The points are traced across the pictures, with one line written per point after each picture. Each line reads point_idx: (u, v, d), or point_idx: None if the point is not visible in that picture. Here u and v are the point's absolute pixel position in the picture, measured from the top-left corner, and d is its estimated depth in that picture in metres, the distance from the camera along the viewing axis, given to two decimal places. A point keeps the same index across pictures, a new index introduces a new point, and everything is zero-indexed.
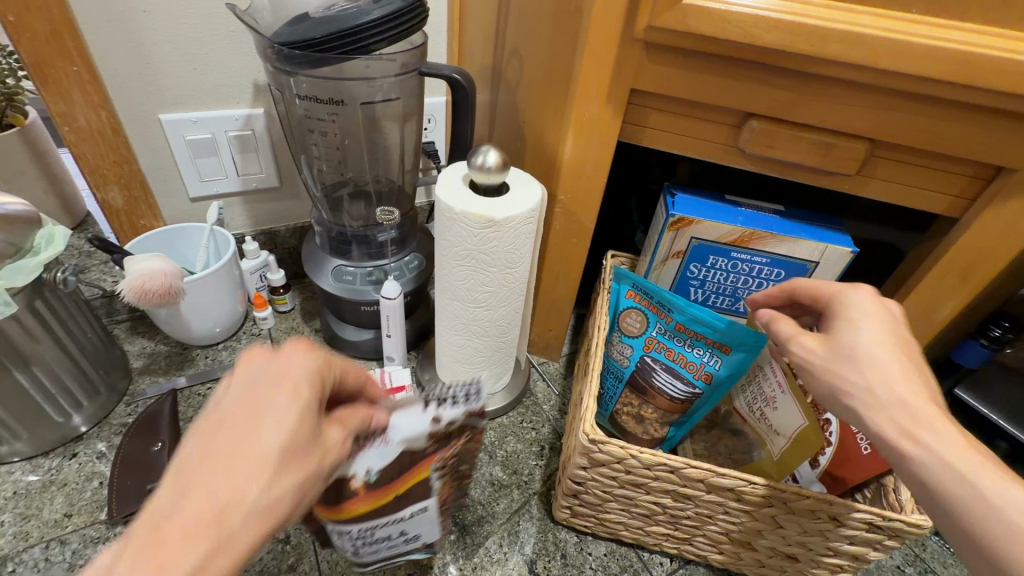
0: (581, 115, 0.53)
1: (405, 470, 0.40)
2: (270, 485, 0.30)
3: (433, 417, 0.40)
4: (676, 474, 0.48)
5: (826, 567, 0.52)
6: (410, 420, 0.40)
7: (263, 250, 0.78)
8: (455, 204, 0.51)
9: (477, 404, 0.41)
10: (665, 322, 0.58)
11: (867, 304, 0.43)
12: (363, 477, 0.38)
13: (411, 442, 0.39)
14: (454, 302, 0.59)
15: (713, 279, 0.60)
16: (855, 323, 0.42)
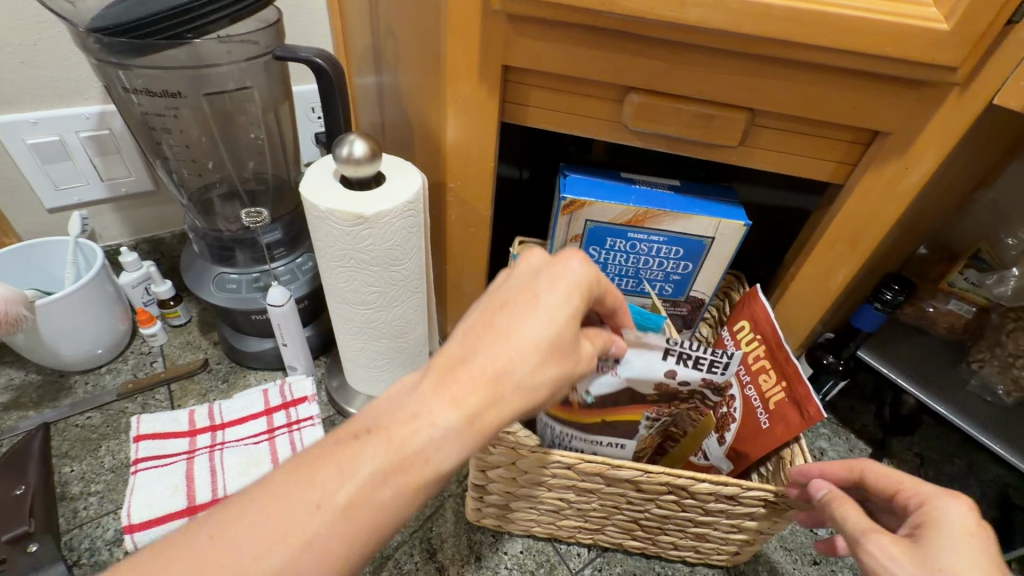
0: (456, 95, 0.50)
1: (624, 404, 0.50)
2: (527, 393, 0.35)
3: (670, 369, 0.47)
4: (573, 469, 0.46)
5: (733, 542, 0.52)
6: (654, 363, 0.47)
7: (146, 261, 0.72)
8: (320, 201, 0.46)
9: (717, 377, 0.48)
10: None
11: (970, 524, 0.35)
12: (584, 396, 0.49)
13: (638, 383, 0.48)
14: (341, 305, 0.55)
15: (615, 261, 0.58)
16: (958, 543, 0.34)
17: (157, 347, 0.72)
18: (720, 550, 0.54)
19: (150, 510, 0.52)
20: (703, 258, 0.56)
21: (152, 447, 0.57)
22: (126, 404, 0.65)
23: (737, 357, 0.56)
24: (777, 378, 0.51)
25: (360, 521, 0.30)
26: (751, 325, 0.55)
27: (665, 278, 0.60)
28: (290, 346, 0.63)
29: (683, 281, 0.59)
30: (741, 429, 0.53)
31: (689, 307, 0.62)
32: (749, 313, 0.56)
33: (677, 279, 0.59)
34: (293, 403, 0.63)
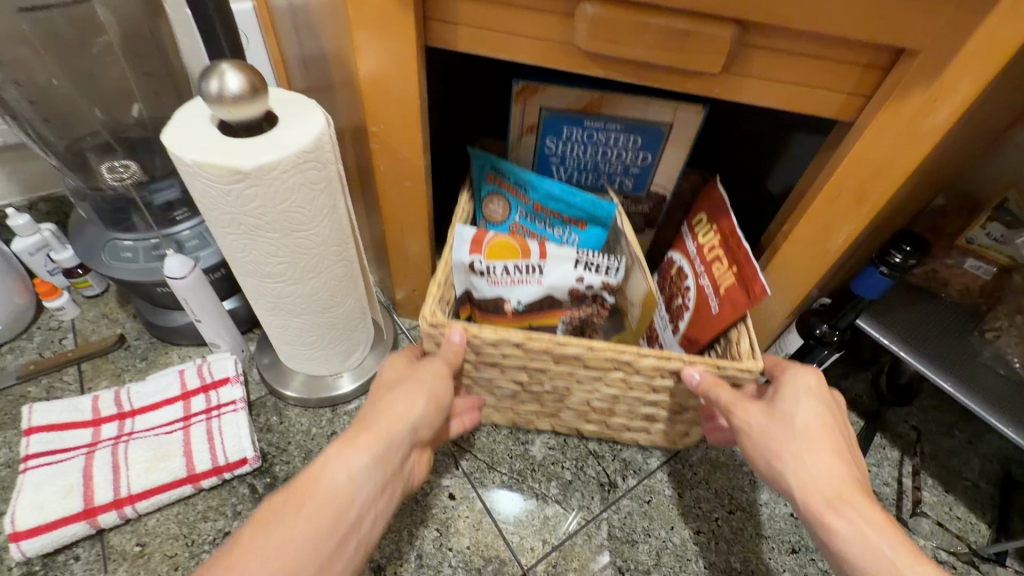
0: (362, 11, 0.39)
1: (543, 309, 0.54)
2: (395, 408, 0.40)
3: (579, 276, 0.52)
4: (521, 348, 0.45)
5: (684, 422, 0.52)
6: (565, 270, 0.52)
7: (45, 223, 0.62)
8: (184, 152, 0.36)
9: (614, 280, 0.52)
10: (523, 205, 0.54)
11: (810, 380, 0.42)
12: (514, 306, 0.53)
13: (556, 291, 0.53)
14: (244, 278, 0.46)
15: (573, 154, 0.55)
16: (801, 396, 0.40)
17: (69, 322, 0.64)
18: (670, 433, 0.54)
19: (42, 515, 0.46)
20: (662, 149, 0.53)
21: (45, 441, 0.50)
22: (29, 387, 0.58)
23: (694, 250, 0.52)
24: (730, 266, 0.48)
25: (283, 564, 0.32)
26: (709, 216, 0.51)
27: (624, 171, 0.56)
28: (205, 321, 0.55)
29: (643, 174, 0.55)
30: (694, 316, 0.51)
31: (651, 205, 0.58)
32: (707, 205, 0.52)
33: (637, 172, 0.55)
34: (213, 385, 0.56)
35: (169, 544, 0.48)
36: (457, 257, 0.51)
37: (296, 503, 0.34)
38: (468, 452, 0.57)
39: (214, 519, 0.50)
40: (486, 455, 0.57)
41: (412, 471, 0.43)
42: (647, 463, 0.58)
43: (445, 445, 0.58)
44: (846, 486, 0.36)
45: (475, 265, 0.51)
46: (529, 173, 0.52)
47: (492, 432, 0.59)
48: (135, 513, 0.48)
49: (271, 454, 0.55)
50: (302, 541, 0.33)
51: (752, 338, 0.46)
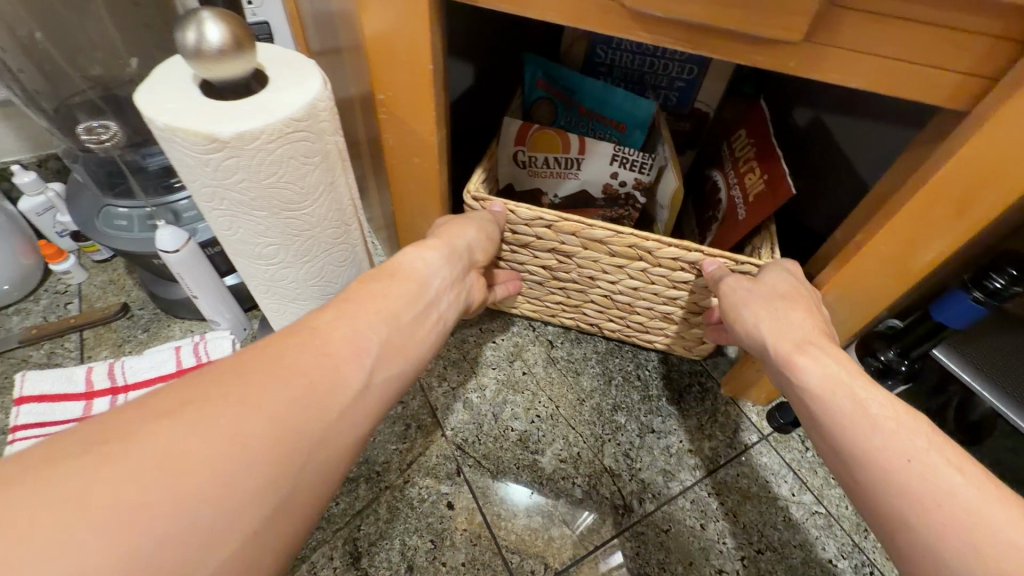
0: None
1: (580, 204, 0.58)
2: (460, 233, 0.43)
3: (614, 172, 0.54)
4: (553, 229, 0.51)
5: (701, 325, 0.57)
6: (601, 166, 0.54)
7: (53, 183, 0.59)
8: (158, 113, 0.32)
9: (646, 178, 0.54)
10: (569, 110, 0.58)
11: (789, 264, 0.43)
12: (552, 199, 0.58)
13: (591, 187, 0.56)
14: (235, 257, 0.42)
15: (622, 63, 0.59)
16: (782, 271, 0.42)
17: (76, 286, 0.63)
18: (685, 338, 0.59)
19: None
20: (708, 63, 0.56)
21: (37, 412, 0.49)
22: (31, 351, 0.57)
23: (729, 163, 0.57)
24: (762, 176, 0.52)
25: (377, 309, 0.33)
26: (749, 133, 0.55)
27: (670, 85, 0.59)
28: (203, 297, 0.52)
29: (688, 89, 0.59)
30: (723, 223, 0.55)
31: (691, 123, 0.61)
32: (749, 122, 0.55)
33: (682, 87, 0.59)
34: (208, 366, 0.53)
35: None
36: (504, 148, 0.55)
37: (385, 277, 0.36)
38: (471, 458, 0.53)
39: None
40: (492, 462, 0.53)
41: (472, 290, 0.45)
42: (668, 487, 0.53)
43: (448, 450, 0.53)
44: (814, 336, 0.36)
45: (519, 156, 0.55)
46: (582, 79, 0.57)
47: (524, 325, 0.65)
48: None
49: None
50: (394, 303, 0.34)
51: (772, 243, 0.50)
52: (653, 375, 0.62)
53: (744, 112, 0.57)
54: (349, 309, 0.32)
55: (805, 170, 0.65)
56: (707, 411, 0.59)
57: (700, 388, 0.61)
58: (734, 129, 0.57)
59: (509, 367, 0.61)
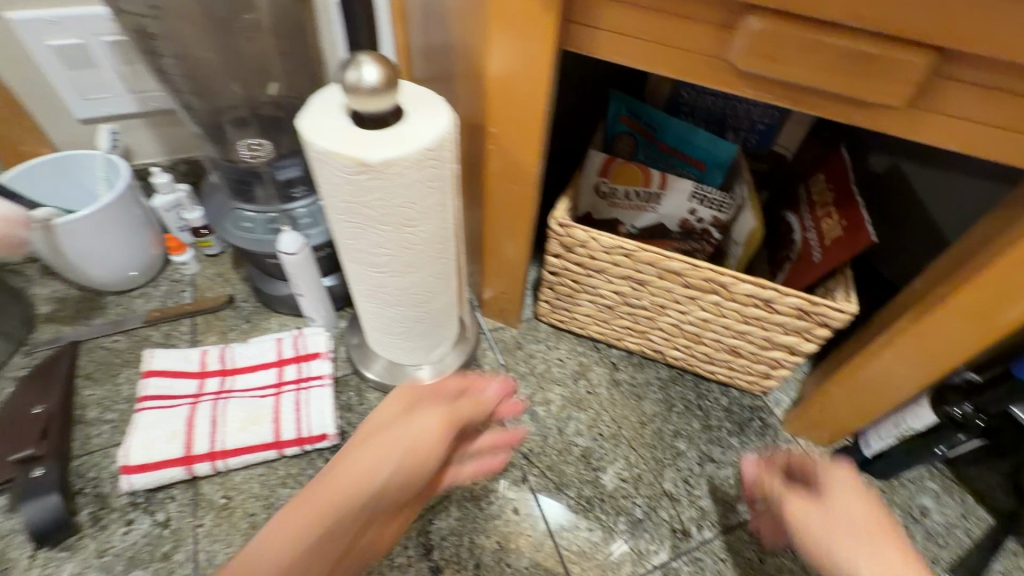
0: (502, 8, 0.37)
1: (654, 236, 0.60)
2: (383, 478, 0.37)
3: (692, 209, 0.57)
4: (631, 258, 0.54)
5: (766, 361, 0.58)
6: (680, 202, 0.57)
7: (181, 184, 0.67)
8: (318, 139, 0.37)
9: (724, 216, 0.57)
10: (650, 146, 0.61)
11: (853, 483, 0.39)
12: (629, 229, 0.61)
13: (667, 221, 0.59)
14: (352, 265, 0.47)
15: (704, 105, 0.62)
16: (850, 498, 0.38)
17: (189, 277, 0.70)
18: (749, 371, 0.61)
19: (150, 453, 0.50)
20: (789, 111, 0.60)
21: (160, 386, 0.55)
22: (151, 331, 0.64)
23: (804, 206, 0.58)
24: (840, 221, 0.53)
25: (294, 542, 0.33)
26: (827, 178, 0.57)
27: (750, 127, 0.63)
28: (307, 296, 0.58)
29: (769, 131, 0.63)
30: (796, 264, 0.57)
31: (769, 163, 0.64)
32: (828, 167, 0.57)
33: (762, 128, 0.63)
34: (305, 358, 0.59)
35: (250, 503, 0.51)
36: (587, 178, 0.59)
37: (338, 487, 0.36)
38: (537, 468, 0.56)
39: (292, 487, 0.52)
40: (556, 475, 0.56)
41: (369, 543, 0.41)
42: (727, 517, 0.54)
43: (515, 457, 0.57)
44: None
45: (601, 187, 0.59)
46: (666, 117, 0.60)
47: (589, 346, 0.68)
48: (225, 468, 0.52)
49: (349, 432, 0.57)
50: (304, 557, 0.34)
51: (848, 286, 0.52)
52: (714, 405, 0.63)
53: (822, 157, 0.59)
54: (263, 556, 0.33)
55: (880, 215, 0.66)
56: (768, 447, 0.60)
57: (760, 423, 0.62)
58: (810, 172, 0.59)
59: (574, 385, 0.63)
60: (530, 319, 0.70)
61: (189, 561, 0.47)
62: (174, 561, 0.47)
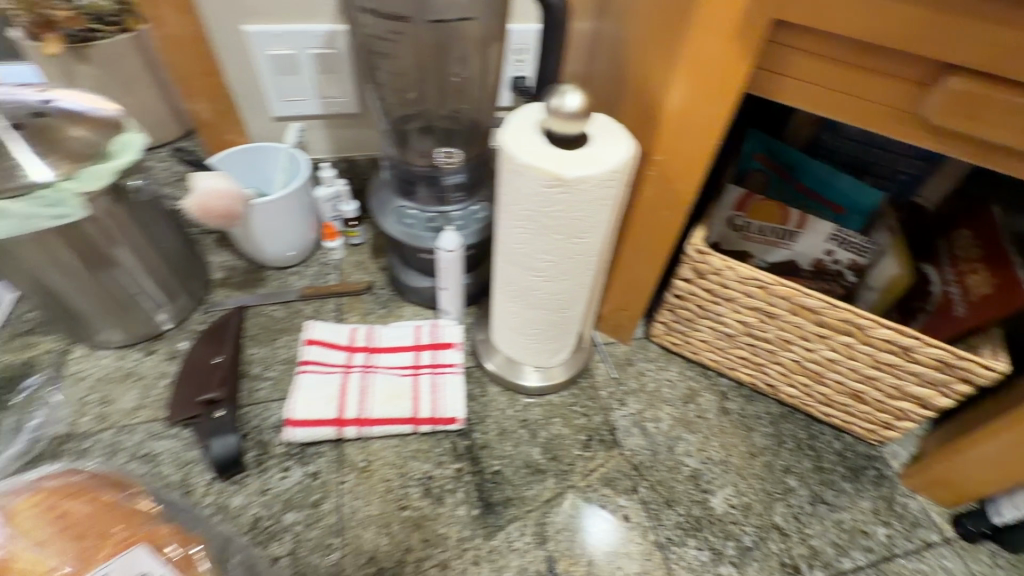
0: (699, 53, 0.41)
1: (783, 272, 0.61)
2: None
3: (830, 249, 0.58)
4: (765, 290, 0.55)
5: (891, 410, 0.58)
6: (817, 242, 0.58)
7: (340, 179, 0.76)
8: (519, 153, 0.42)
9: (863, 260, 0.57)
10: (786, 185, 0.63)
11: None
12: (758, 263, 0.62)
13: (800, 259, 0.60)
14: (510, 267, 0.52)
15: (845, 150, 0.63)
16: None
17: (335, 261, 0.78)
18: (870, 419, 0.60)
19: (309, 411, 0.57)
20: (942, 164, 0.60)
21: (317, 352, 0.62)
22: (303, 305, 0.72)
23: (946, 260, 0.57)
24: (990, 279, 0.52)
25: None
26: (973, 236, 0.56)
27: (891, 177, 0.64)
28: (448, 291, 0.63)
29: (910, 182, 0.63)
30: (934, 316, 0.55)
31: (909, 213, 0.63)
32: (974, 224, 0.56)
33: (903, 179, 0.63)
34: (439, 346, 0.64)
35: (387, 469, 0.57)
36: (724, 209, 0.61)
37: None
38: (647, 481, 0.58)
39: (423, 461, 0.57)
40: (666, 490, 0.57)
41: None
42: (839, 561, 0.54)
43: (626, 467, 0.59)
44: None
45: (735, 221, 0.61)
46: (805, 159, 0.62)
47: (698, 372, 0.69)
48: (368, 434, 0.58)
49: (474, 420, 0.61)
50: None
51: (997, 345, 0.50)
52: (826, 448, 0.63)
53: (967, 211, 0.58)
54: None
55: None
56: (884, 497, 0.59)
57: (876, 473, 0.61)
58: (953, 227, 0.58)
59: (683, 407, 0.65)
60: (641, 339, 0.72)
61: (335, 512, 0.53)
62: (323, 509, 0.53)
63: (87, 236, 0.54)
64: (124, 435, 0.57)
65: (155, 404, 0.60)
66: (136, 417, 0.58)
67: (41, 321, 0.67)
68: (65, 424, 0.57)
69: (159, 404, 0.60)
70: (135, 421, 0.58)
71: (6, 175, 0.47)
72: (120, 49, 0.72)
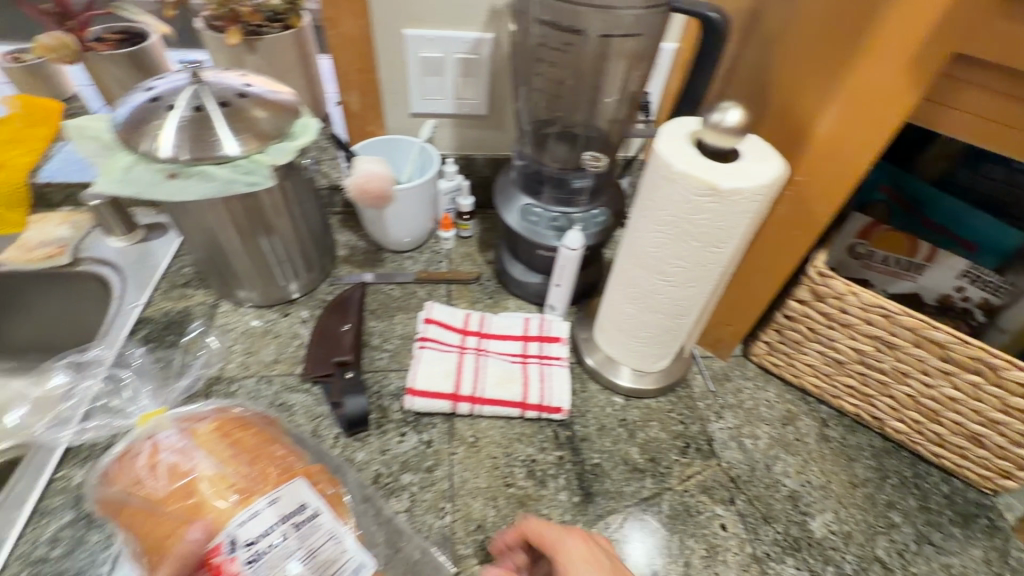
0: (863, 82, 0.43)
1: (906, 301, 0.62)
2: None
3: (959, 286, 0.57)
4: (889, 319, 0.55)
5: (1013, 460, 0.55)
6: (947, 277, 0.58)
7: (460, 174, 0.81)
8: (676, 162, 0.45)
9: (997, 300, 0.56)
10: (909, 218, 0.62)
11: None
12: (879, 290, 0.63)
13: (925, 292, 0.60)
14: (638, 270, 0.55)
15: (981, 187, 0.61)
16: None
17: (445, 251, 0.83)
18: (986, 466, 0.58)
19: (428, 383, 0.61)
20: None
21: (435, 331, 0.66)
22: (417, 288, 0.77)
23: None
24: None
25: None
26: None
27: None
28: (561, 288, 0.67)
29: None
30: None
31: None
32: None
33: None
34: (547, 339, 0.68)
35: (494, 447, 0.60)
36: (846, 235, 0.61)
37: None
38: (744, 495, 0.59)
39: (527, 445, 0.61)
40: (763, 507, 0.58)
41: None
42: None
43: (723, 479, 0.60)
44: None
45: (856, 248, 0.61)
46: (934, 191, 0.59)
47: (797, 397, 0.69)
48: (478, 412, 0.61)
49: (575, 413, 0.64)
50: None
51: None
52: (933, 490, 0.61)
53: None
54: None
55: None
56: (997, 549, 0.56)
57: (988, 522, 0.59)
58: None
59: (781, 428, 0.65)
60: (739, 356, 0.73)
61: (446, 479, 0.57)
62: (436, 475, 0.57)
63: (260, 204, 0.61)
64: (264, 384, 0.64)
65: (290, 360, 0.66)
66: (274, 370, 0.65)
67: (195, 276, 0.76)
68: (216, 367, 0.64)
69: (294, 361, 0.66)
70: (273, 373, 0.65)
71: (209, 146, 0.54)
72: (283, 43, 0.80)
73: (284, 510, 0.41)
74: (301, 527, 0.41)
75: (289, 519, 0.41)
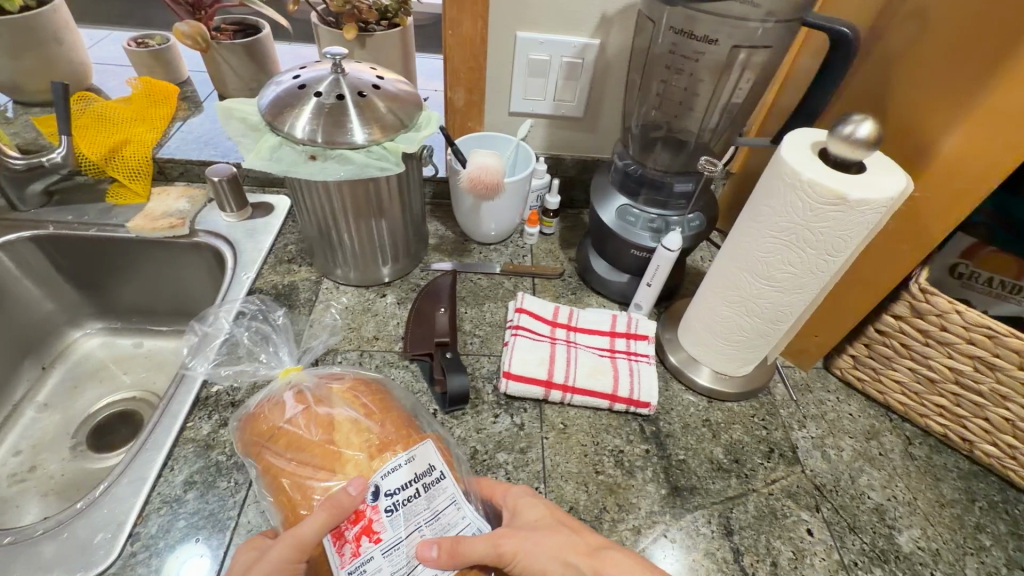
0: (999, 104, 0.44)
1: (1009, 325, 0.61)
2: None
3: None
4: (993, 340, 0.55)
5: None
6: None
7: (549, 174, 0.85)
8: (803, 170, 0.47)
9: None
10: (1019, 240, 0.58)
11: None
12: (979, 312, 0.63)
13: None
14: (742, 273, 0.56)
15: None
16: None
17: (528, 246, 0.86)
18: None
19: (523, 369, 0.64)
20: None
21: (527, 320, 0.69)
22: (504, 279, 0.81)
23: None
24: None
25: None
26: None
27: None
28: (651, 288, 0.69)
29: None
30: None
31: None
32: None
33: None
34: (634, 336, 0.70)
35: (583, 435, 0.62)
36: (949, 253, 0.61)
37: None
38: (830, 503, 0.59)
39: (614, 436, 0.63)
40: (850, 516, 0.58)
41: None
42: None
43: (808, 485, 0.61)
44: None
45: (958, 268, 0.61)
46: None
47: (881, 413, 0.69)
48: (569, 400, 0.64)
49: (660, 410, 0.66)
50: None
51: None
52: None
53: None
54: None
55: None
56: None
57: None
58: None
59: (865, 442, 0.66)
60: (820, 369, 0.74)
61: (539, 461, 0.60)
62: (529, 456, 0.60)
63: (377, 188, 0.66)
64: (367, 357, 0.68)
65: (390, 338, 0.70)
66: (375, 345, 0.69)
67: (298, 254, 0.81)
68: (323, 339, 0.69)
69: (393, 339, 0.70)
70: (374, 348, 0.69)
71: (343, 131, 0.58)
72: (391, 40, 0.85)
73: (417, 469, 0.43)
74: (429, 489, 0.43)
75: (420, 479, 0.43)
